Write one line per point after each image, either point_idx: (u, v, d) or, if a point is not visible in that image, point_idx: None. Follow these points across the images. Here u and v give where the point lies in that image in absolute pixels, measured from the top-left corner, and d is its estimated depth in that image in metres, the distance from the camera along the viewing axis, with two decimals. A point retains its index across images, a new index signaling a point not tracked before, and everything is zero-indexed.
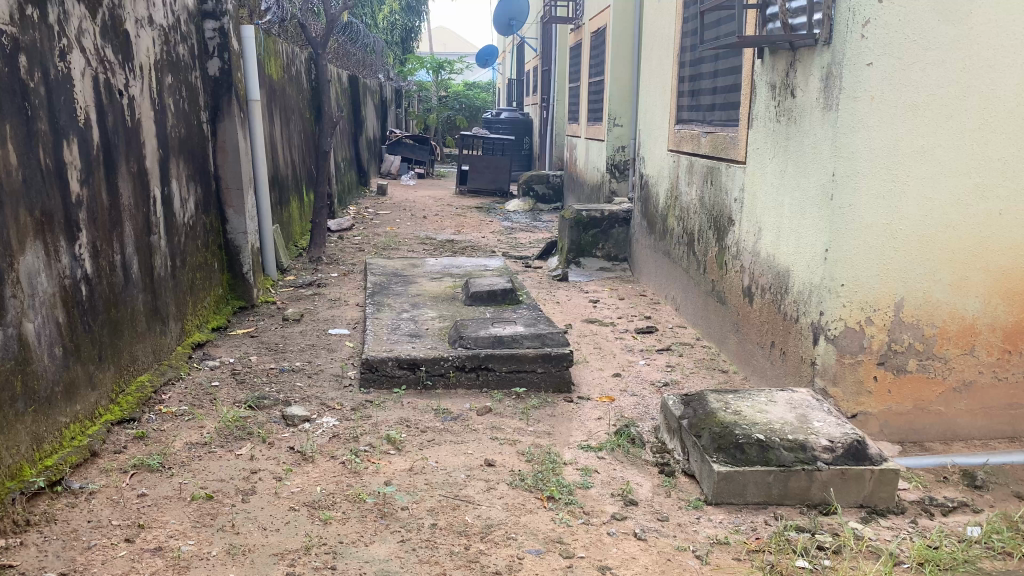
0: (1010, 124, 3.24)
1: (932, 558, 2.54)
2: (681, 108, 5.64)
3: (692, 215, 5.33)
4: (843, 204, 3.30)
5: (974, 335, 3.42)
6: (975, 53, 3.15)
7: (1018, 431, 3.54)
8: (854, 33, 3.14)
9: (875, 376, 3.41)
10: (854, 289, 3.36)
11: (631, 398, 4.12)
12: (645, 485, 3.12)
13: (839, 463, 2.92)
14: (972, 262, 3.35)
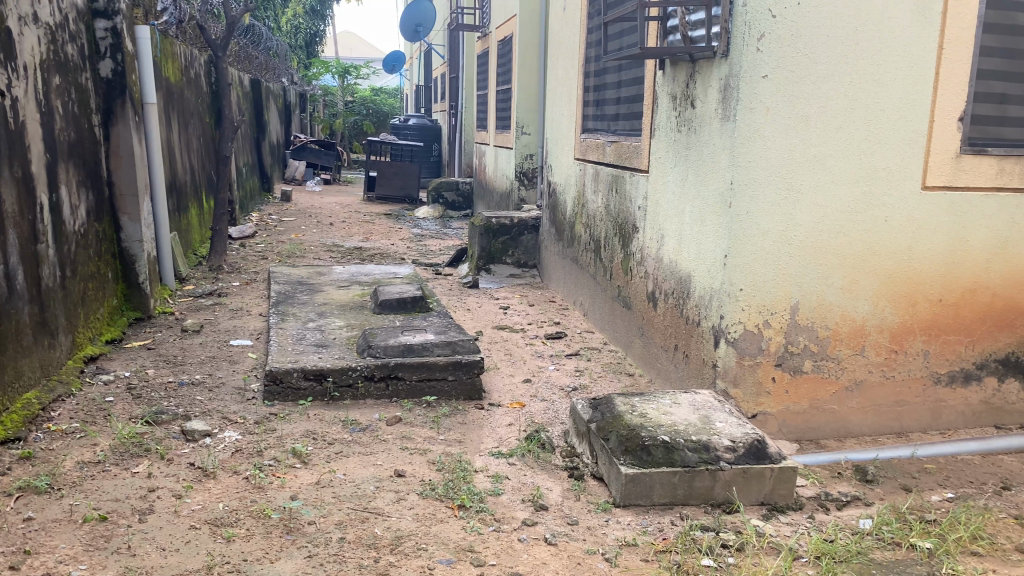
0: (894, 135, 3.40)
1: (828, 552, 2.65)
2: (587, 117, 5.73)
3: (598, 222, 5.42)
4: (742, 211, 3.41)
5: (864, 336, 3.57)
6: (861, 67, 3.31)
7: (905, 427, 3.72)
8: (750, 46, 3.26)
9: (773, 377, 3.54)
10: (752, 294, 3.47)
11: (541, 403, 4.15)
12: (555, 489, 3.14)
13: (741, 462, 3.01)
14: (861, 266, 3.50)
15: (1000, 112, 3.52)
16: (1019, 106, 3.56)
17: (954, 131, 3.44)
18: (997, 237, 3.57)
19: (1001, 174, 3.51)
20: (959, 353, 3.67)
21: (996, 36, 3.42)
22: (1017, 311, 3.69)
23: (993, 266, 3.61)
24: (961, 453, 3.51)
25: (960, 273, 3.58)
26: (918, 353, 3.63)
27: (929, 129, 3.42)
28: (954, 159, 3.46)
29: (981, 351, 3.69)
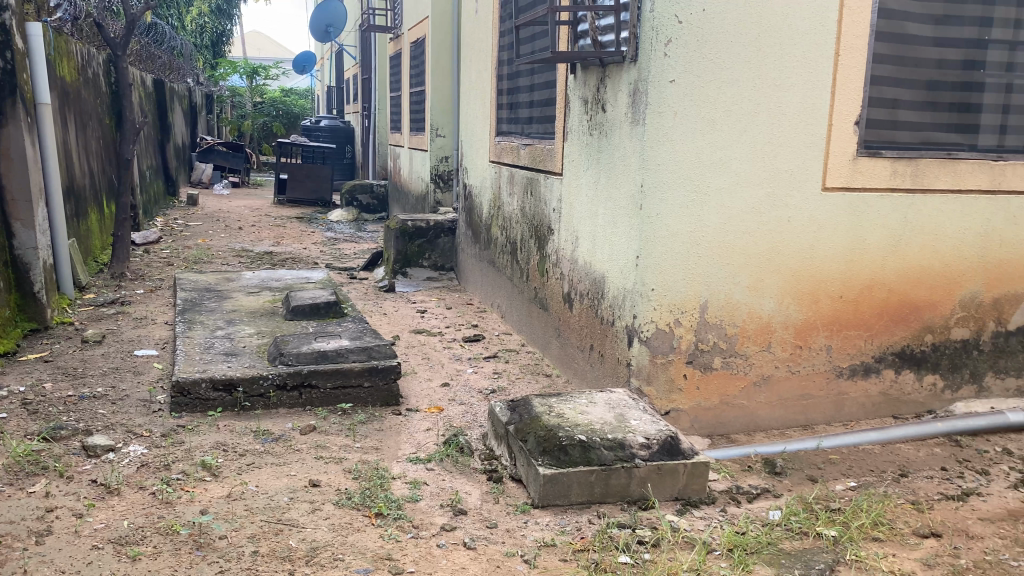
0: (795, 139, 3.53)
1: (740, 544, 2.72)
2: (501, 120, 5.74)
3: (514, 225, 5.44)
4: (653, 212, 3.47)
5: (771, 333, 3.69)
6: (763, 73, 3.42)
7: (810, 420, 3.85)
8: (658, 51, 3.33)
9: (685, 374, 3.62)
10: (664, 293, 3.54)
11: (460, 406, 4.14)
12: (474, 493, 3.13)
13: (656, 459, 3.06)
14: (766, 265, 3.61)
15: (893, 116, 3.68)
16: (911, 111, 3.72)
17: (850, 135, 3.58)
18: (892, 235, 3.73)
19: (895, 175, 3.67)
20: (859, 347, 3.82)
21: (887, 43, 3.60)
22: (911, 306, 3.84)
23: (889, 263, 3.76)
24: (862, 443, 3.65)
25: (858, 270, 3.73)
26: (821, 348, 3.77)
27: (828, 132, 3.56)
28: (850, 161, 3.60)
29: (879, 344, 3.85)
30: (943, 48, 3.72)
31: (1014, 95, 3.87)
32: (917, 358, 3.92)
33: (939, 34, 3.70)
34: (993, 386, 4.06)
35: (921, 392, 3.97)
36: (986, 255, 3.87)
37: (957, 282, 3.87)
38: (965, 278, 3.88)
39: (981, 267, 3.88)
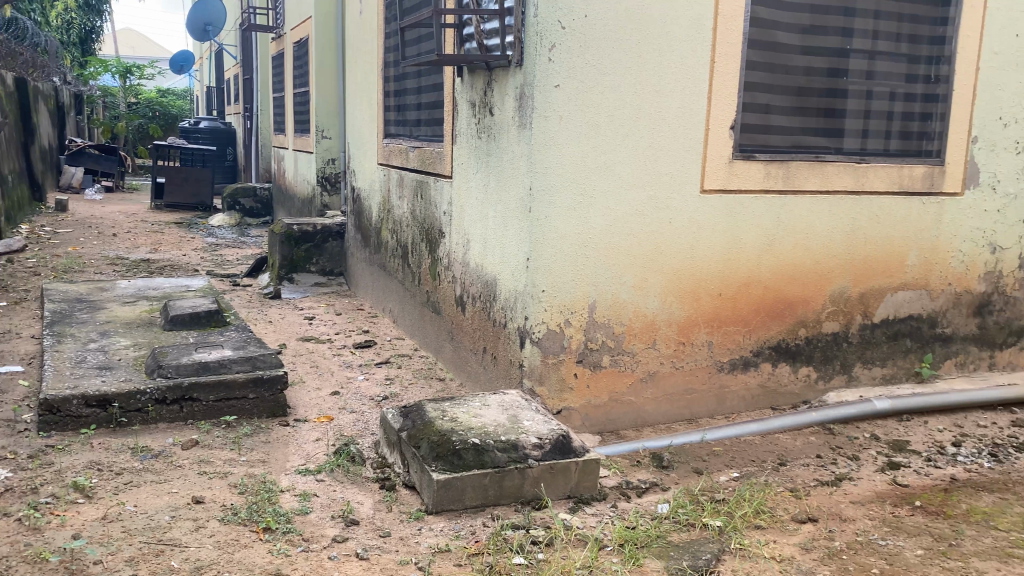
0: (676, 142, 3.64)
1: (630, 538, 2.78)
2: (388, 122, 5.68)
3: (404, 228, 5.39)
4: (541, 215, 3.50)
5: (656, 331, 3.79)
6: (643, 79, 3.52)
7: (695, 413, 3.97)
8: (542, 56, 3.37)
9: (575, 373, 3.68)
10: (554, 294, 3.58)
11: (350, 415, 4.06)
12: (366, 502, 3.08)
13: (548, 458, 3.09)
14: (651, 264, 3.71)
15: (765, 121, 3.86)
16: (782, 116, 3.90)
17: (726, 139, 3.72)
18: (766, 235, 3.90)
19: (768, 177, 3.84)
20: (738, 342, 3.98)
21: (758, 51, 3.77)
22: (785, 301, 4.02)
23: (764, 261, 3.93)
24: (743, 434, 3.80)
25: (737, 268, 3.88)
26: (703, 344, 3.90)
27: (705, 136, 3.69)
28: (726, 164, 3.75)
29: (757, 339, 4.02)
30: (810, 56, 3.92)
31: (874, 101, 4.11)
32: (792, 351, 4.11)
33: (806, 43, 3.90)
34: (861, 375, 4.31)
35: (797, 383, 4.17)
36: (852, 252, 4.10)
37: (826, 278, 4.08)
38: (834, 273, 4.09)
39: (848, 263, 4.11)
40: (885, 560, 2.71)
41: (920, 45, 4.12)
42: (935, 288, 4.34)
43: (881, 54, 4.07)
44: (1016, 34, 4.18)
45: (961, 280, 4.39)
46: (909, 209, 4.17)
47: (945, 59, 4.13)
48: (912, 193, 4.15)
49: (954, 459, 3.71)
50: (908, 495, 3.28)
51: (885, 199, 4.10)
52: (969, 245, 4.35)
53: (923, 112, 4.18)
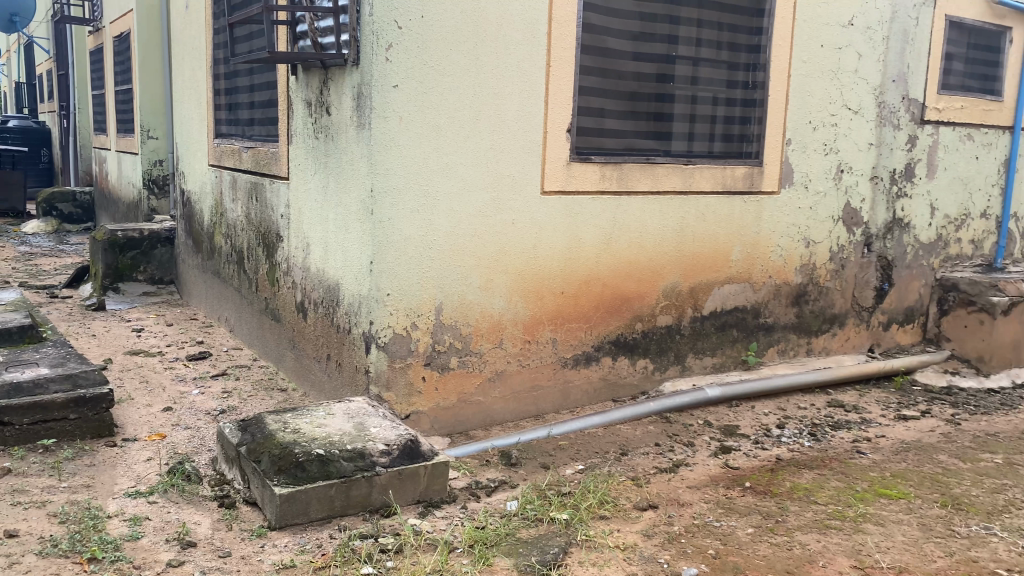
0: (516, 143, 3.69)
1: (480, 538, 2.79)
2: (219, 122, 5.43)
3: (239, 233, 5.17)
4: (384, 218, 3.44)
5: (502, 331, 3.83)
6: (482, 80, 3.54)
7: (541, 409, 4.04)
8: (379, 56, 3.31)
9: (423, 377, 3.66)
10: (399, 298, 3.53)
11: (185, 431, 3.85)
12: (203, 522, 2.93)
13: (396, 464, 3.05)
14: (495, 265, 3.74)
15: (599, 124, 3.99)
16: (616, 119, 4.05)
17: (563, 142, 3.81)
18: (604, 233, 4.02)
19: (604, 178, 3.97)
20: (580, 338, 4.09)
21: (591, 56, 3.89)
22: (623, 298, 4.17)
23: (603, 259, 4.05)
24: (587, 427, 3.90)
25: (577, 267, 3.98)
26: (548, 342, 3.98)
27: (543, 138, 3.76)
28: (564, 165, 3.84)
29: (598, 334, 4.14)
30: (640, 62, 4.09)
31: (699, 105, 4.34)
32: (631, 344, 4.27)
33: (637, 49, 4.06)
34: (694, 365, 4.53)
35: (636, 375, 4.33)
36: (683, 249, 4.31)
37: (661, 273, 4.27)
38: (667, 270, 4.28)
39: (680, 259, 4.31)
40: (720, 540, 2.86)
41: (738, 53, 4.38)
42: (758, 281, 4.64)
43: (704, 61, 4.30)
44: (820, 44, 4.54)
45: (780, 272, 4.71)
46: (733, 208, 4.43)
47: (761, 66, 4.41)
48: (735, 192, 4.41)
49: (779, 440, 3.98)
50: (739, 477, 3.48)
51: (711, 198, 4.34)
52: (786, 240, 4.68)
53: (743, 116, 4.45)
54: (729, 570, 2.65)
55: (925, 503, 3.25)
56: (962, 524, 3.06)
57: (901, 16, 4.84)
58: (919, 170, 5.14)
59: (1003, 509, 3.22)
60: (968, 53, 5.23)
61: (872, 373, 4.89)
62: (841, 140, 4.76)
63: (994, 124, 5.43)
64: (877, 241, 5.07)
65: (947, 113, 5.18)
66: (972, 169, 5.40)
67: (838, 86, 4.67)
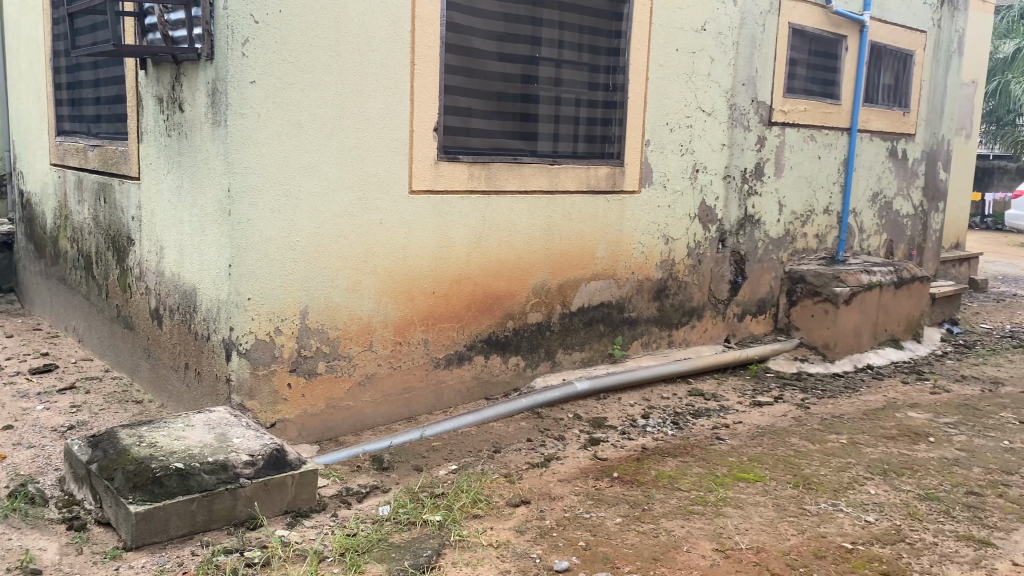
0: (381, 143, 3.64)
1: (351, 546, 2.74)
2: (61, 118, 5.08)
3: (86, 236, 4.86)
4: (243, 219, 3.31)
5: (371, 332, 3.77)
6: (345, 78, 3.47)
7: (413, 411, 4.01)
8: (234, 50, 3.18)
9: (289, 383, 3.55)
10: (261, 302, 3.41)
11: (28, 451, 3.58)
12: (50, 548, 2.73)
13: (261, 475, 2.94)
14: (363, 266, 3.68)
15: (465, 124, 3.99)
16: (482, 119, 4.06)
17: (430, 140, 3.79)
18: (472, 233, 4.03)
19: (472, 178, 3.97)
20: (451, 338, 4.08)
21: (455, 56, 3.89)
22: (493, 296, 4.19)
23: (472, 258, 4.05)
24: (460, 427, 3.90)
25: (447, 267, 3.97)
26: (419, 343, 3.95)
27: (409, 137, 3.72)
28: (432, 165, 3.81)
29: (469, 334, 4.14)
30: (505, 62, 4.12)
31: (563, 106, 4.42)
32: (502, 343, 4.30)
33: (501, 49, 4.09)
34: (564, 360, 4.61)
35: (507, 372, 4.36)
36: (550, 247, 4.37)
37: (530, 271, 4.31)
38: (535, 267, 4.34)
39: (548, 258, 4.38)
40: (590, 532, 2.93)
41: (598, 56, 4.49)
42: (622, 277, 4.77)
43: (566, 62, 4.39)
44: (676, 49, 4.71)
45: (643, 268, 4.86)
46: (597, 206, 4.54)
47: (621, 69, 4.54)
48: (598, 191, 4.52)
49: (645, 430, 4.11)
50: (607, 468, 3.57)
51: (577, 197, 4.42)
52: (647, 237, 4.84)
53: (605, 117, 4.57)
54: (600, 560, 2.71)
55: (779, 484, 3.43)
56: (812, 502, 3.25)
57: (749, 23, 5.10)
58: (768, 169, 5.43)
59: (848, 486, 3.45)
60: (809, 59, 5.57)
61: (729, 362, 5.13)
62: (697, 141, 4.97)
63: (833, 126, 5.81)
64: (732, 237, 5.33)
65: (792, 115, 5.49)
66: (815, 168, 5.75)
67: (693, 89, 4.86)
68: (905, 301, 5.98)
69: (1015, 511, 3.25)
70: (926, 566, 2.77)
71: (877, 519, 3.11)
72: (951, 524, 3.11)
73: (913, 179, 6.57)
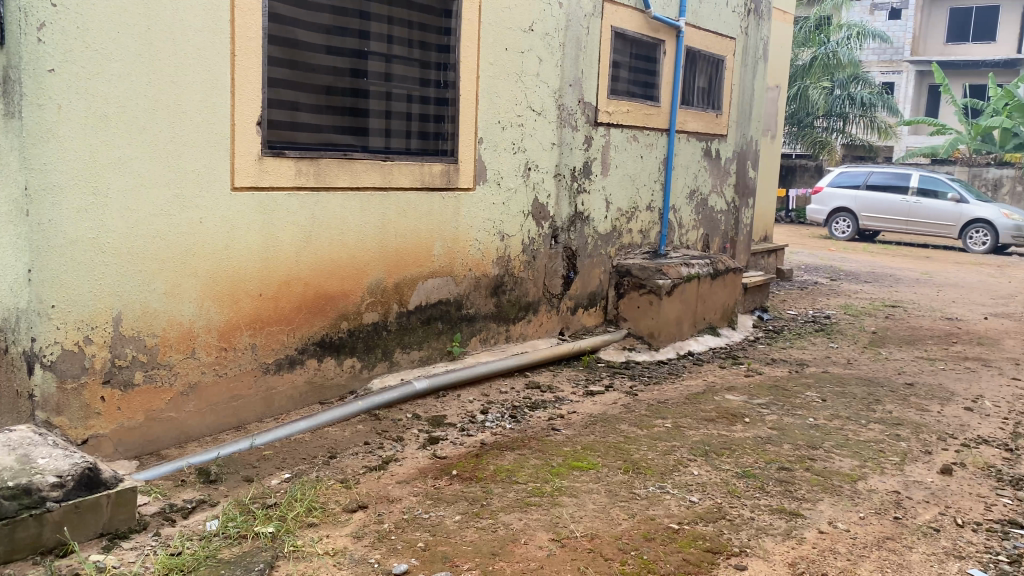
0: (199, 138, 3.45)
1: (176, 566, 2.58)
2: None
3: None
4: (45, 220, 3.03)
5: (193, 339, 3.57)
6: (157, 69, 3.27)
7: (242, 420, 3.84)
8: (29, 35, 2.91)
9: (102, 397, 3.30)
10: (68, 309, 3.13)
11: None
12: None
13: (71, 497, 2.71)
14: (182, 268, 3.47)
15: (292, 118, 3.86)
16: (310, 113, 3.94)
17: (253, 136, 3.64)
18: (301, 232, 3.90)
19: (299, 174, 3.85)
20: (282, 342, 3.93)
21: (279, 48, 3.75)
22: (326, 297, 4.08)
23: (302, 258, 3.93)
24: (293, 433, 3.77)
25: (275, 268, 3.83)
26: (246, 348, 3.79)
27: (231, 132, 3.55)
28: (256, 161, 3.66)
29: (300, 336, 4.02)
30: (334, 56, 4.01)
31: (393, 102, 4.37)
32: (335, 344, 4.19)
33: (330, 42, 3.98)
34: (401, 360, 4.56)
35: (342, 375, 4.26)
36: (384, 245, 4.31)
37: (363, 270, 4.23)
38: (369, 266, 4.26)
39: (382, 256, 4.31)
40: (429, 532, 2.91)
41: (429, 52, 4.48)
42: (459, 274, 4.78)
43: (396, 58, 4.34)
44: (505, 47, 4.77)
45: (478, 265, 4.89)
46: (432, 203, 4.52)
47: (451, 66, 4.54)
48: (432, 189, 4.50)
49: (482, 425, 4.15)
50: (446, 466, 3.56)
51: (411, 194, 4.39)
52: (482, 234, 4.87)
53: (436, 114, 4.55)
54: (440, 560, 2.70)
55: (610, 470, 3.56)
56: (642, 486, 3.40)
57: (574, 25, 5.25)
58: (595, 167, 5.62)
59: (673, 468, 3.63)
60: (631, 61, 5.81)
61: (563, 354, 5.27)
62: (527, 140, 5.05)
63: (654, 127, 6.09)
64: (564, 233, 5.47)
65: (617, 116, 5.71)
66: (639, 166, 6.01)
67: (523, 88, 4.95)
68: (721, 291, 6.38)
69: (820, 483, 3.54)
70: (745, 540, 2.95)
71: (700, 499, 3.29)
72: (766, 498, 3.34)
73: (726, 177, 7.01)
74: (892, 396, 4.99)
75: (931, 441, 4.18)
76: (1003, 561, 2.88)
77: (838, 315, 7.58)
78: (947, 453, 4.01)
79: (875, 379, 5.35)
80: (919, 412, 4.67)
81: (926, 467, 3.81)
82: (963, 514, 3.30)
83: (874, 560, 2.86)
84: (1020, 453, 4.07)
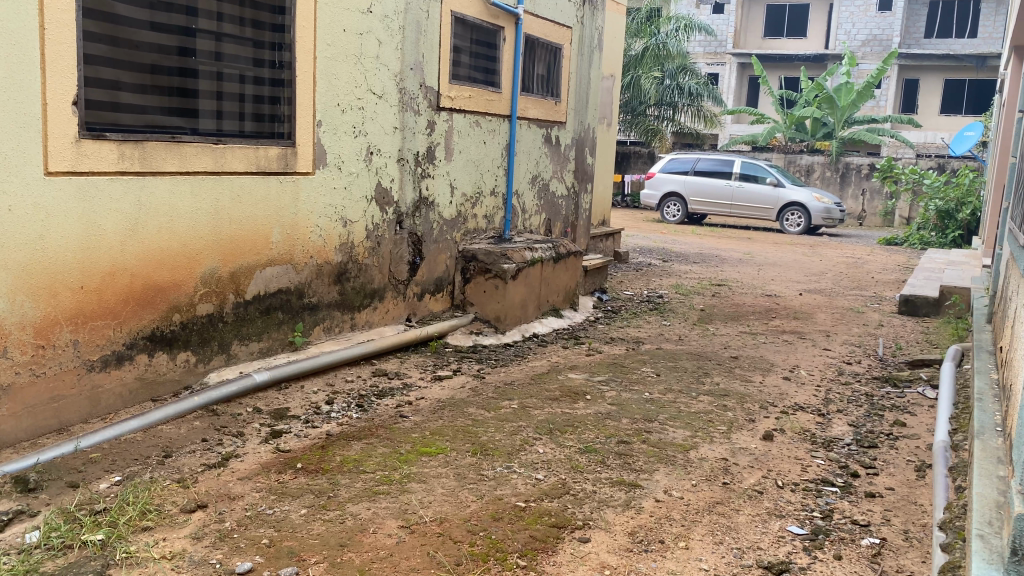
0: (4, 117, 3.16)
1: None
2: None
3: None
4: None
5: (4, 337, 3.27)
6: None
7: (65, 422, 3.58)
8: None
9: None
10: None
11: None
12: None
13: None
14: None
15: (112, 98, 3.61)
16: (132, 94, 3.70)
17: (68, 116, 3.37)
18: (126, 220, 3.67)
19: (122, 158, 3.61)
20: (107, 337, 3.69)
21: (96, 22, 3.49)
22: (155, 288, 3.86)
23: (127, 248, 3.69)
24: (123, 434, 3.55)
25: (97, 258, 3.58)
26: (66, 345, 3.52)
27: (42, 112, 3.28)
28: (73, 143, 3.40)
29: (128, 331, 3.78)
30: (159, 32, 3.77)
31: (225, 82, 4.17)
32: (167, 338, 3.98)
33: (154, 18, 3.74)
34: (239, 352, 4.40)
35: (176, 370, 4.05)
36: (218, 233, 4.12)
37: (196, 259, 4.04)
38: (202, 255, 4.06)
39: (216, 244, 4.12)
40: (273, 527, 2.83)
41: (262, 31, 4.30)
42: (299, 261, 4.65)
43: (226, 36, 4.14)
44: (343, 29, 4.67)
45: (320, 252, 4.78)
46: (269, 188, 4.37)
47: (286, 46, 4.39)
48: (269, 173, 4.34)
49: (328, 416, 4.07)
50: (290, 459, 3.47)
51: (246, 178, 4.22)
52: (324, 221, 4.76)
53: (272, 95, 4.39)
54: (284, 555, 2.64)
55: (458, 454, 3.59)
56: (489, 467, 3.45)
57: (414, 8, 5.20)
58: (439, 152, 5.61)
59: (519, 447, 3.71)
60: (471, 47, 5.82)
61: (411, 341, 5.25)
62: (368, 123, 4.97)
63: (496, 113, 6.15)
64: (408, 219, 5.43)
65: (458, 101, 5.71)
66: (481, 151, 6.05)
67: (362, 71, 4.85)
68: (563, 274, 6.55)
69: (656, 453, 3.73)
70: (588, 513, 3.07)
71: (545, 476, 3.38)
72: (607, 471, 3.48)
73: (566, 163, 7.20)
74: (719, 368, 5.33)
75: (754, 410, 4.49)
76: (817, 516, 3.15)
77: (671, 294, 7.99)
78: (768, 420, 4.32)
79: (705, 354, 5.69)
80: (743, 383, 5.01)
81: (750, 434, 4.09)
82: (782, 476, 3.57)
83: (705, 524, 3.04)
84: (831, 417, 4.44)
